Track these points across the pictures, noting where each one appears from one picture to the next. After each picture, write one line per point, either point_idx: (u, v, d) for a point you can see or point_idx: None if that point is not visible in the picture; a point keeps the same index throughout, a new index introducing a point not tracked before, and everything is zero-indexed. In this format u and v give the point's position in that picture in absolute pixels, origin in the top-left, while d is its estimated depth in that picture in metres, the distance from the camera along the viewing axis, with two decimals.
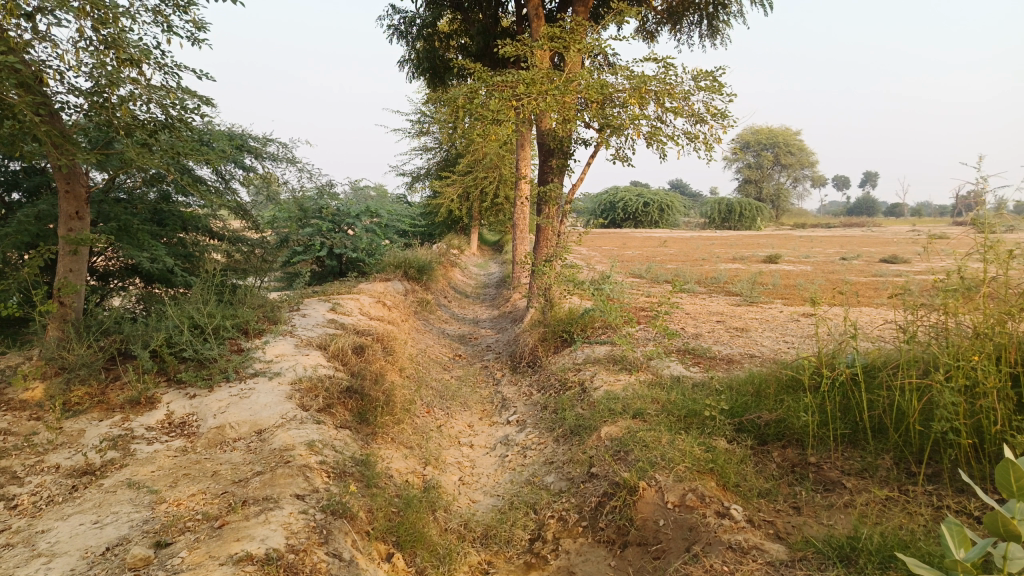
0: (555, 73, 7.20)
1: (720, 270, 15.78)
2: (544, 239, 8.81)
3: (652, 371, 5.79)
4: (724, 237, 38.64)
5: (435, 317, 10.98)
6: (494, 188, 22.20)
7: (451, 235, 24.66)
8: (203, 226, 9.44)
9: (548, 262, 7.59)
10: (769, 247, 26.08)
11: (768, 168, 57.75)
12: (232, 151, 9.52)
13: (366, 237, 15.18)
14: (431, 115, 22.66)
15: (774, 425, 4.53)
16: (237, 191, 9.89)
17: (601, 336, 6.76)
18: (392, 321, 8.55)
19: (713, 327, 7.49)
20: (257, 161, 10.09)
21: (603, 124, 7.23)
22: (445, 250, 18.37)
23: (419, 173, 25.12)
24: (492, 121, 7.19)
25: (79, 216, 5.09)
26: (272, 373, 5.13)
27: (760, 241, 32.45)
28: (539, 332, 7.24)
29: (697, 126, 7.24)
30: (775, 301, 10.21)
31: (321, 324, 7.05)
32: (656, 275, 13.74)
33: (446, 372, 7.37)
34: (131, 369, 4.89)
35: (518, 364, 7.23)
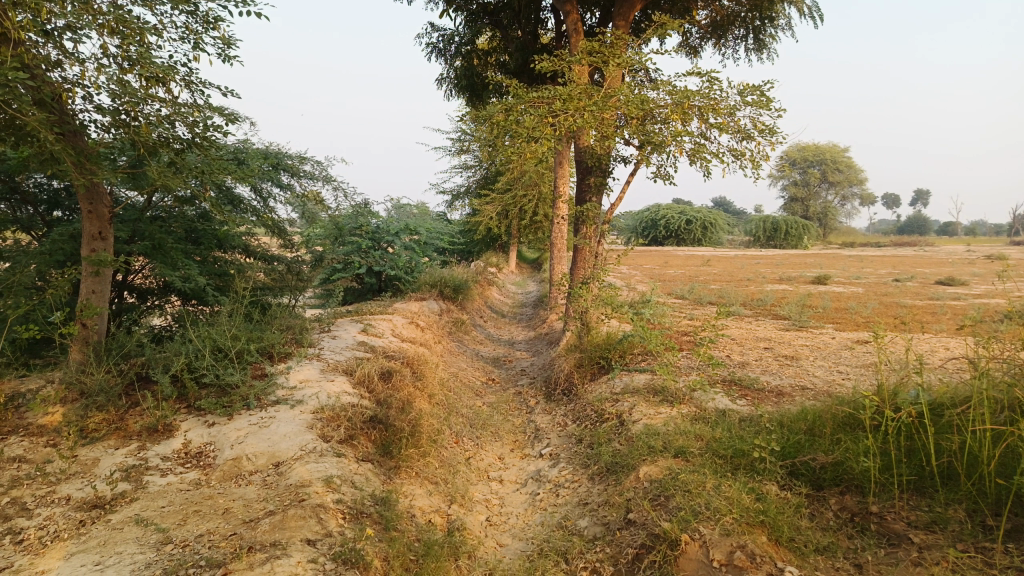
0: (594, 88, 6.93)
1: (765, 292, 15.25)
2: (582, 260, 8.51)
3: (695, 404, 5.42)
4: (770, 256, 37.72)
5: (470, 338, 10.74)
6: (533, 206, 22.00)
7: (490, 253, 24.48)
8: (238, 244, 9.36)
9: (585, 284, 7.29)
10: (817, 268, 25.28)
11: (814, 185, 56.47)
12: (268, 170, 9.47)
13: (404, 256, 15.06)
14: (471, 133, 22.62)
15: (831, 469, 4.13)
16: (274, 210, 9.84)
17: (640, 364, 6.42)
18: (425, 343, 8.32)
19: (760, 355, 7.07)
20: (293, 179, 10.03)
21: (643, 141, 6.94)
22: (483, 268, 18.16)
23: (459, 191, 25.08)
24: (527, 139, 6.95)
25: (102, 236, 4.99)
26: (294, 401, 4.92)
27: (808, 261, 31.55)
28: (576, 358, 6.92)
29: (744, 142, 6.88)
30: (825, 326, 9.70)
31: (351, 347, 6.85)
32: (698, 297, 13.31)
33: (479, 398, 7.10)
34: (150, 395, 4.72)
35: (553, 391, 6.92)
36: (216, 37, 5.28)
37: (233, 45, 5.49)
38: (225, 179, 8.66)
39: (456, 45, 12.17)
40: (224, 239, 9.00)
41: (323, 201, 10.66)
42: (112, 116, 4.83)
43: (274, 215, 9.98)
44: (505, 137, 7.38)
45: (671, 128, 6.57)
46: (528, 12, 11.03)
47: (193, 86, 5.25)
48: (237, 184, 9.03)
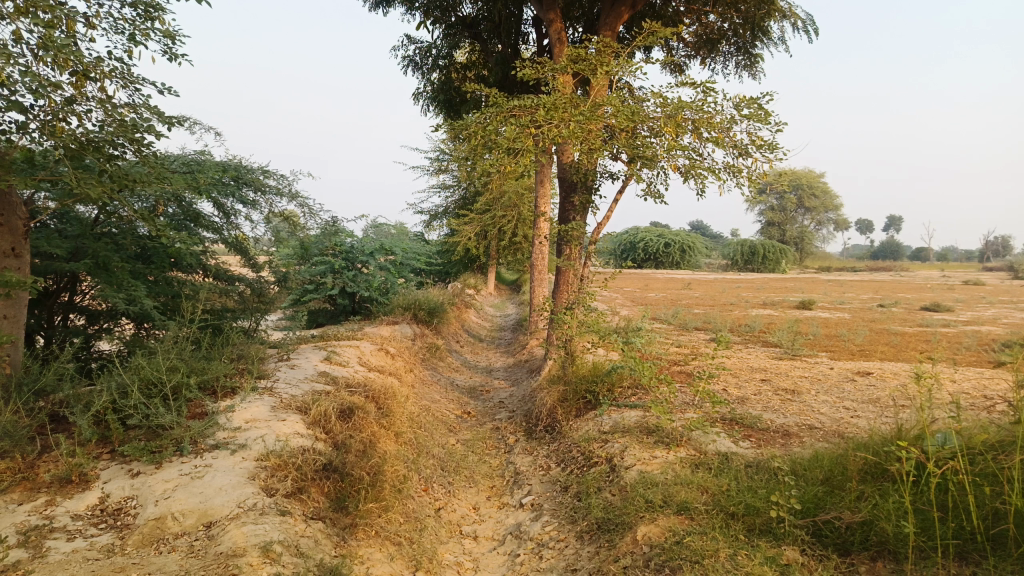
0: (579, 97, 6.39)
1: (752, 317, 14.81)
2: (565, 284, 7.94)
3: (694, 448, 4.84)
4: (750, 280, 37.55)
5: (445, 366, 10.09)
6: (513, 228, 21.50)
7: (467, 275, 23.86)
8: (195, 264, 8.66)
9: (570, 310, 6.71)
10: (798, 292, 25.02)
11: (792, 210, 56.80)
12: (229, 183, 8.81)
13: (377, 277, 14.39)
14: (450, 152, 22.12)
15: (858, 530, 3.54)
16: (238, 227, 9.18)
17: (630, 399, 5.84)
18: (395, 373, 7.67)
19: (757, 388, 6.54)
20: (258, 195, 9.37)
21: (633, 155, 6.41)
22: (459, 290, 17.54)
23: (436, 212, 24.51)
24: (507, 151, 6.39)
25: (16, 253, 4.26)
26: (235, 445, 4.24)
27: (788, 285, 31.35)
28: (559, 391, 6.31)
29: (740, 158, 6.39)
30: (818, 355, 9.22)
31: (310, 378, 6.19)
32: (684, 322, 12.81)
33: (452, 435, 6.47)
34: (64, 440, 4.00)
35: (534, 427, 6.31)
36: (159, 31, 4.69)
37: (181, 40, 4.91)
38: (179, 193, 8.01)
39: (433, 58, 11.63)
40: (181, 258, 8.31)
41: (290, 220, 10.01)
42: (26, 111, 4.15)
43: (236, 233, 9.30)
44: (483, 149, 6.81)
45: (664, 142, 6.05)
46: (509, 23, 10.61)
47: (131, 84, 4.66)
48: (195, 200, 8.38)
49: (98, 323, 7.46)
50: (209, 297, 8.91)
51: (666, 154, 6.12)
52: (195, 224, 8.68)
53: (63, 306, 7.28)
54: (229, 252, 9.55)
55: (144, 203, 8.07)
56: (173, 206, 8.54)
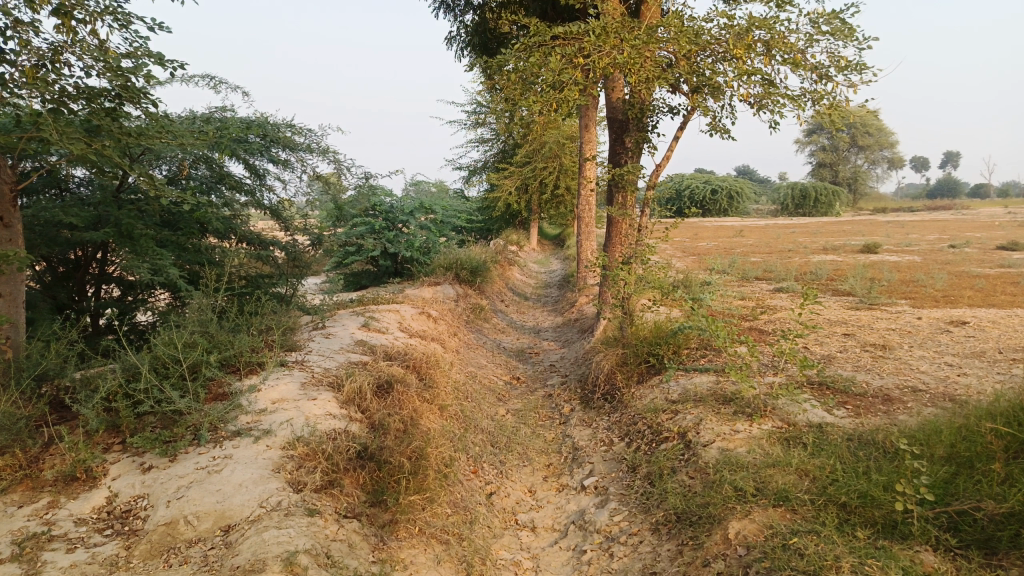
0: (632, 20, 5.56)
1: (815, 263, 13.87)
2: (618, 235, 7.25)
3: (780, 420, 4.21)
4: (804, 224, 36.01)
5: (490, 327, 9.55)
6: (555, 179, 20.69)
7: (510, 230, 23.21)
8: (231, 230, 8.23)
9: (627, 263, 6.03)
10: (859, 235, 23.71)
11: (844, 150, 54.27)
12: (257, 142, 8.26)
13: (418, 236, 13.86)
14: (487, 103, 21.24)
15: (1004, 521, 2.79)
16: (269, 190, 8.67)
17: (699, 363, 5.20)
18: (438, 338, 7.15)
19: (842, 344, 5.82)
20: (291, 155, 8.82)
21: (696, 86, 5.60)
22: (502, 247, 16.93)
23: (475, 167, 23.78)
24: (550, 88, 5.67)
25: (5, 224, 3.81)
26: (259, 432, 3.74)
27: (846, 228, 29.87)
28: (617, 355, 5.70)
29: (821, 82, 5.55)
30: (899, 304, 8.38)
31: (345, 347, 5.69)
32: (743, 272, 11.98)
33: (501, 404, 5.94)
34: (70, 432, 3.55)
35: (591, 394, 5.73)
36: None
37: None
38: (200, 154, 7.54)
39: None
40: (211, 223, 7.87)
41: (327, 184, 9.46)
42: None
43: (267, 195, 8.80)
44: (524, 87, 6.08)
45: (734, 66, 5.25)
46: None
47: (127, 26, 4.12)
48: (221, 161, 7.89)
49: (134, 296, 7.09)
50: (243, 264, 8.49)
51: (736, 81, 5.31)
52: (224, 186, 8.21)
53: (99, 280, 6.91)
54: (261, 215, 9.07)
55: (166, 169, 7.65)
56: (201, 169, 8.06)
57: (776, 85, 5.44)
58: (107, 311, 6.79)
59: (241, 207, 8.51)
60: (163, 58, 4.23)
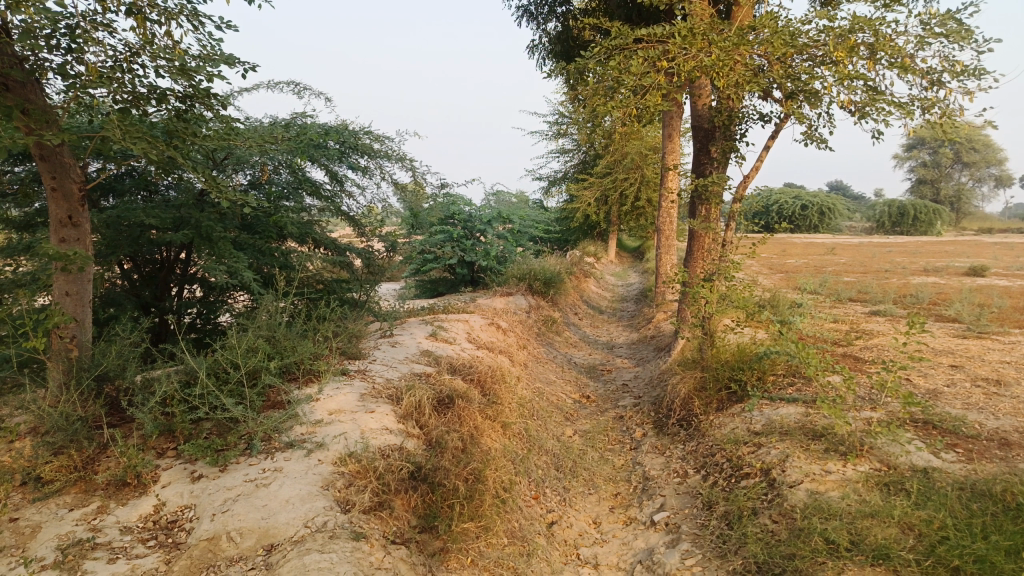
0: (721, 21, 5.20)
1: (916, 285, 12.90)
2: (700, 249, 6.86)
3: (877, 461, 3.76)
4: (903, 243, 34.05)
5: (563, 341, 9.26)
6: (636, 191, 20.23)
7: (588, 242, 22.86)
8: (308, 235, 8.23)
9: (709, 280, 5.64)
10: (963, 257, 22.09)
11: (947, 166, 51.19)
12: (337, 148, 8.26)
13: (494, 245, 13.73)
14: (569, 113, 21.02)
15: None
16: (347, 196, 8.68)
17: (785, 392, 4.78)
18: (507, 350, 6.93)
19: (950, 377, 5.24)
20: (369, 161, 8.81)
21: (792, 92, 5.17)
22: (579, 258, 16.61)
23: (555, 177, 23.58)
24: (631, 92, 5.36)
25: (73, 222, 3.85)
26: (311, 445, 3.60)
27: (947, 249, 27.94)
28: (695, 379, 5.33)
29: (932, 89, 5.03)
30: (1014, 333, 7.60)
31: (409, 357, 5.53)
32: (835, 292, 11.24)
33: (569, 425, 5.66)
34: (125, 435, 3.50)
35: (665, 420, 5.37)
36: None
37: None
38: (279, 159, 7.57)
39: (549, 5, 10.62)
40: (290, 227, 7.88)
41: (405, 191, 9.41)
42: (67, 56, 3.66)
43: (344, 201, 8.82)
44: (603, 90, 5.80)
45: (833, 70, 4.81)
46: None
47: (200, 27, 4.16)
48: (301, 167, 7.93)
49: (214, 296, 7.14)
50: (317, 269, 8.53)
51: (835, 86, 4.88)
52: (304, 192, 8.22)
53: (183, 279, 6.98)
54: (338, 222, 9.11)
55: (249, 176, 7.74)
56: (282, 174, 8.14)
57: (880, 91, 4.98)
58: (188, 313, 6.88)
59: (319, 211, 8.53)
60: (234, 59, 4.25)
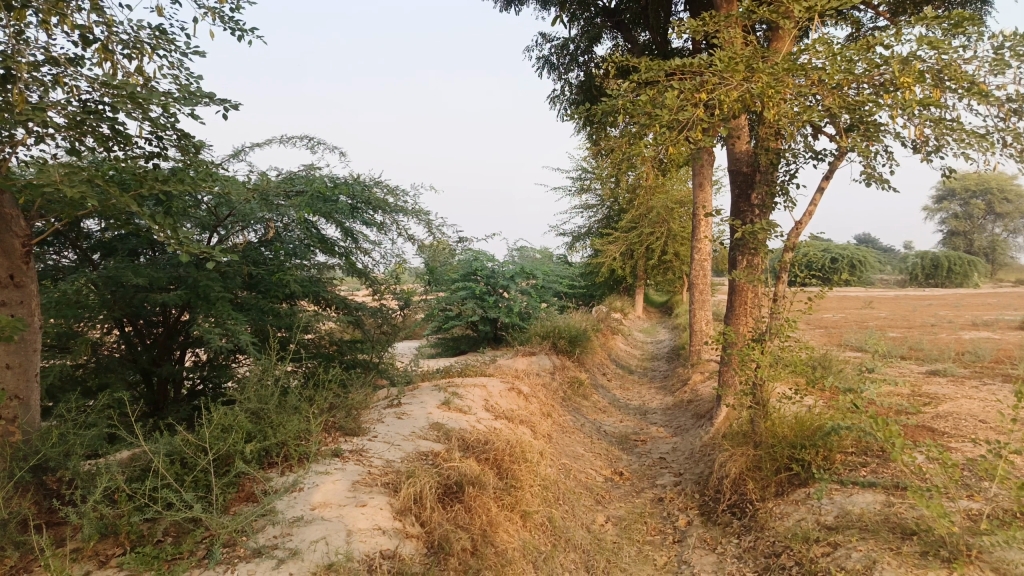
0: (765, 48, 4.58)
1: (970, 341, 11.94)
2: (743, 305, 6.17)
3: (991, 571, 2.91)
4: (942, 295, 32.75)
5: (590, 406, 8.50)
6: (662, 245, 19.63)
7: (614, 298, 22.15)
8: (317, 294, 7.61)
9: (757, 340, 4.93)
10: (1008, 310, 20.95)
11: (981, 217, 49.95)
12: (349, 203, 7.71)
13: (518, 302, 13.12)
14: (592, 166, 20.62)
15: None
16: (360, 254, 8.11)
17: (859, 475, 4.02)
18: (528, 419, 6.22)
19: None
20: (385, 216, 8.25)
21: (853, 126, 4.51)
22: (606, 314, 15.90)
23: (579, 231, 23.08)
24: (667, 128, 4.77)
25: (16, 283, 3.37)
26: (280, 553, 2.92)
27: (989, 301, 26.72)
28: (747, 457, 4.58)
29: (1010, 119, 4.29)
30: None
31: (416, 431, 4.84)
32: (884, 349, 10.36)
33: (600, 510, 4.91)
34: (60, 540, 2.88)
35: (714, 506, 4.62)
36: None
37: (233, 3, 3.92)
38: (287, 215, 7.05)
39: (570, 55, 10.23)
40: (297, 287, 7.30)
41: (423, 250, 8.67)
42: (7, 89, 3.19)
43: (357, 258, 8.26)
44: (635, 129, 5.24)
45: (897, 99, 4.19)
46: (655, 6, 9.02)
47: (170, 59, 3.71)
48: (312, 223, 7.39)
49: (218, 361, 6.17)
50: (326, 329, 7.97)
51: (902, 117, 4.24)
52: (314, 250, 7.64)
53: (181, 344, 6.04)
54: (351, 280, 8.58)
55: (255, 232, 7.21)
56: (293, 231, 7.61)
57: (952, 122, 4.30)
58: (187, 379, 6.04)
59: (330, 269, 7.92)
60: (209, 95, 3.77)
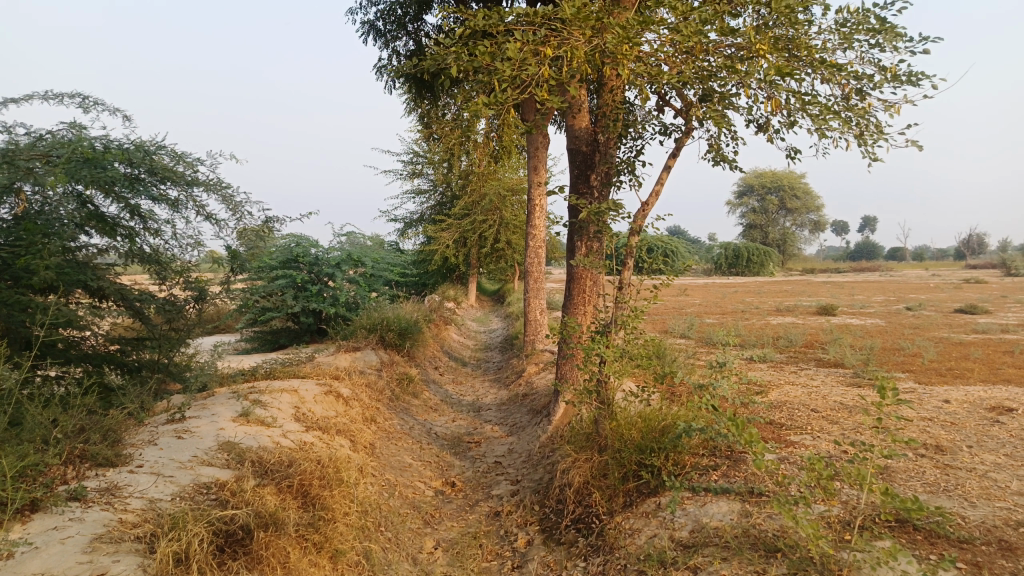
0: (614, 5, 4.11)
1: (781, 327, 12.65)
2: (582, 294, 5.76)
3: None
4: (746, 283, 35.51)
5: (420, 405, 7.80)
6: (494, 233, 19.29)
7: (446, 286, 21.55)
8: (81, 284, 6.00)
9: (602, 332, 4.48)
10: (803, 296, 22.92)
11: (776, 212, 55.17)
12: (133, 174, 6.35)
13: (344, 291, 12.10)
14: (424, 151, 19.84)
15: None
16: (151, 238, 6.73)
17: (711, 480, 3.67)
18: (347, 427, 5.40)
19: (886, 440, 4.33)
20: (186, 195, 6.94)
21: (705, 95, 4.16)
22: (438, 304, 15.26)
23: (411, 218, 22.23)
24: (506, 86, 4.13)
25: None
26: None
27: (785, 289, 29.27)
28: (591, 464, 4.12)
29: (854, 99, 4.20)
30: (904, 380, 7.04)
31: (199, 454, 3.88)
32: (708, 335, 10.60)
33: (429, 534, 4.24)
34: None
35: (558, 520, 4.10)
36: None
37: None
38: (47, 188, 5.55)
39: (398, 21, 9.39)
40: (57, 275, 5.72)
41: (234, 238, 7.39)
42: None
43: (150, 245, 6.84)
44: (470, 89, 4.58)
45: (752, 68, 3.88)
46: None
47: None
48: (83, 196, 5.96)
49: None
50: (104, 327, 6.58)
51: (760, 87, 3.94)
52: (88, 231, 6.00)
53: None
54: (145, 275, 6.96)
55: (4, 208, 5.48)
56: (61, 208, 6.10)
57: (807, 96, 4.08)
58: None
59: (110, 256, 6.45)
60: None
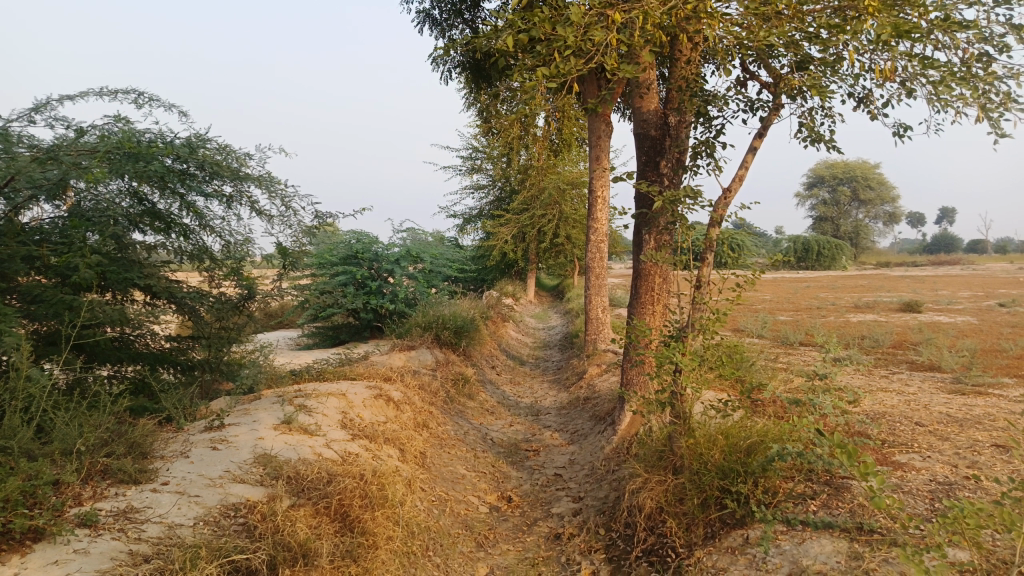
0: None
1: (862, 325, 11.76)
2: (650, 291, 5.25)
3: None
4: (816, 278, 34.05)
5: (475, 407, 7.41)
6: (554, 227, 18.79)
7: (505, 282, 21.17)
8: (132, 285, 5.68)
9: (676, 337, 3.97)
10: (880, 291, 21.61)
11: (849, 203, 52.83)
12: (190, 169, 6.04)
13: (402, 288, 11.82)
14: (483, 145, 19.50)
15: None
16: (208, 238, 6.41)
17: (809, 511, 3.13)
18: (396, 435, 5.04)
19: (1015, 464, 3.68)
20: (246, 193, 6.63)
21: (803, 61, 3.61)
22: (497, 301, 14.89)
23: (470, 213, 21.95)
24: (570, 57, 3.66)
25: None
26: None
27: (859, 283, 27.77)
28: (664, 486, 3.63)
29: (981, 62, 3.59)
30: (1015, 388, 6.26)
31: (232, 470, 3.56)
32: (784, 335, 9.88)
33: (482, 560, 3.82)
34: None
35: (628, 550, 3.62)
36: None
37: None
38: (100, 185, 5.32)
39: (454, 9, 9.02)
40: (103, 274, 5.39)
41: (299, 242, 7.01)
42: None
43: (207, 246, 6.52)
44: (527, 64, 4.18)
45: (861, 27, 3.31)
46: None
47: None
48: (135, 192, 5.70)
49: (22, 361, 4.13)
50: (161, 327, 6.33)
51: (869, 48, 3.37)
52: (142, 229, 5.75)
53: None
54: (198, 277, 6.64)
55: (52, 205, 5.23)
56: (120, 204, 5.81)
57: (924, 59, 3.49)
58: None
59: (169, 253, 6.15)
60: None
